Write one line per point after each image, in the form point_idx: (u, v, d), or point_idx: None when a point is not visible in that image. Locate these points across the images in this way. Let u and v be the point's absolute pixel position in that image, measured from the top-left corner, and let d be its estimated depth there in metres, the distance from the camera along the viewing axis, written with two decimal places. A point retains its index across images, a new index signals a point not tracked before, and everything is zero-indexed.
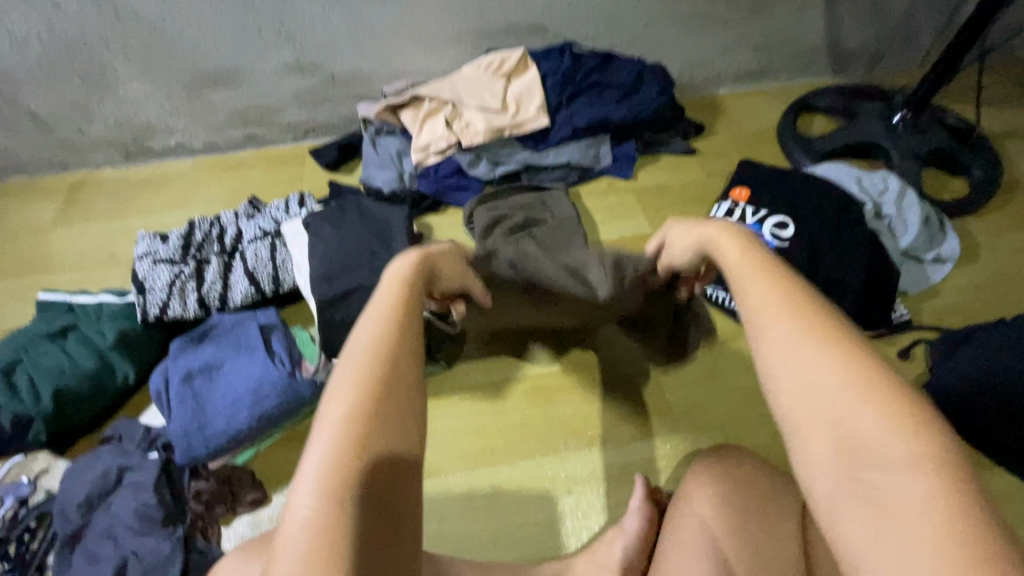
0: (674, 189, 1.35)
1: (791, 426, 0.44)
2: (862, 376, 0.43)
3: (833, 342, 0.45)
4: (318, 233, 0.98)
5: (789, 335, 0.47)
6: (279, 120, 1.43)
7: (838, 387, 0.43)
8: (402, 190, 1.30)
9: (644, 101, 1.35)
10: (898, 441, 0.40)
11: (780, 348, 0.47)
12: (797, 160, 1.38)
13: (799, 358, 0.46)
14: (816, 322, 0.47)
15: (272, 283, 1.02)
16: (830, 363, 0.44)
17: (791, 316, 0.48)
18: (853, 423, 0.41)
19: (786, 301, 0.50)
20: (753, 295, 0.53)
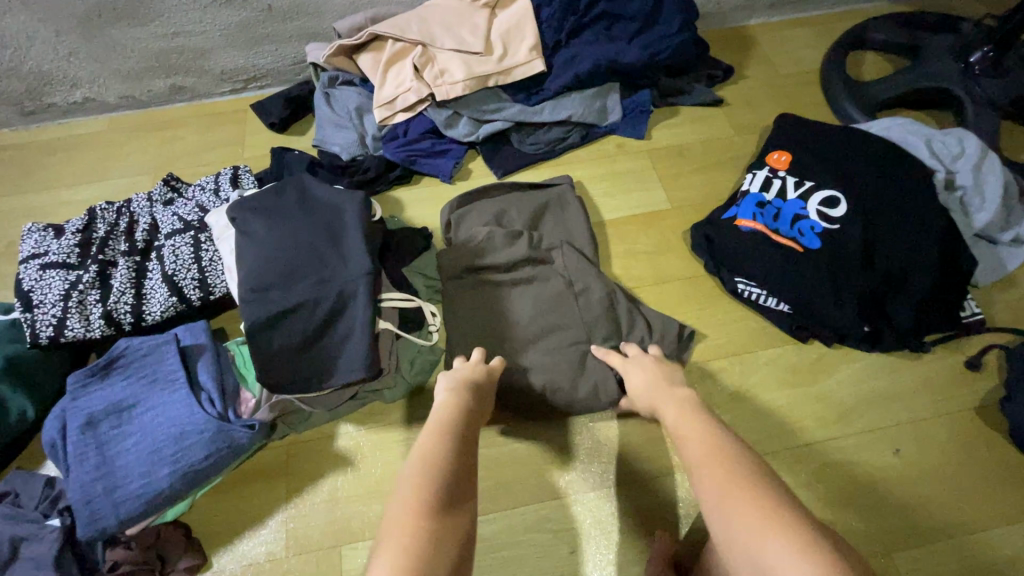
0: (696, 152, 1.11)
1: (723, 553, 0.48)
2: (769, 509, 0.46)
3: (738, 475, 0.50)
4: (246, 229, 0.75)
5: (711, 471, 0.51)
6: (211, 66, 1.15)
7: (748, 519, 0.46)
8: (364, 158, 1.05)
9: (662, 37, 1.08)
10: (797, 559, 0.42)
11: (706, 482, 0.51)
12: (845, 112, 1.14)
13: (720, 500, 0.49)
14: (728, 464, 0.52)
15: (199, 291, 0.81)
16: (737, 492, 0.48)
17: (713, 459, 0.53)
18: (769, 558, 0.43)
19: (711, 448, 0.54)
20: (687, 435, 0.57)
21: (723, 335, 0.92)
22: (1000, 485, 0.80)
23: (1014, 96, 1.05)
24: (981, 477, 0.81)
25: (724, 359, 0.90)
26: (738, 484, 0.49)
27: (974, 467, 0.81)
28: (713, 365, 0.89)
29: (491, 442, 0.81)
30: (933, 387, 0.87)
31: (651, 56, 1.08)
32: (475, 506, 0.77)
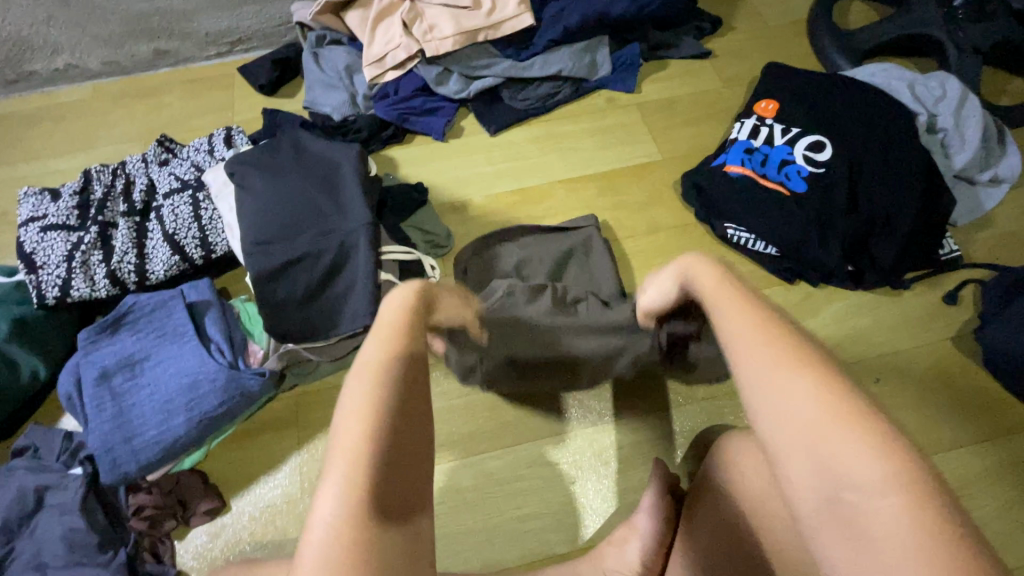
0: (686, 105, 1.12)
1: (776, 452, 0.37)
2: (845, 396, 0.36)
3: (802, 355, 0.38)
4: (245, 185, 0.76)
5: (762, 345, 0.39)
6: (195, 28, 1.14)
7: (811, 415, 0.36)
8: (357, 118, 1.05)
9: None
10: (876, 468, 0.33)
11: (754, 368, 0.39)
12: (830, 61, 1.15)
13: (778, 389, 0.37)
14: (786, 333, 0.40)
15: (202, 250, 0.83)
16: (801, 376, 0.37)
17: (772, 338, 0.39)
18: (838, 466, 0.34)
19: (755, 320, 0.41)
20: (732, 313, 0.42)
21: None
22: (975, 409, 0.85)
23: (993, 40, 1.07)
24: (958, 403, 0.85)
25: None
26: (808, 368, 0.37)
27: (952, 394, 0.86)
28: None
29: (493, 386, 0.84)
30: (914, 321, 0.91)
31: (638, 7, 1.09)
32: (480, 445, 0.80)
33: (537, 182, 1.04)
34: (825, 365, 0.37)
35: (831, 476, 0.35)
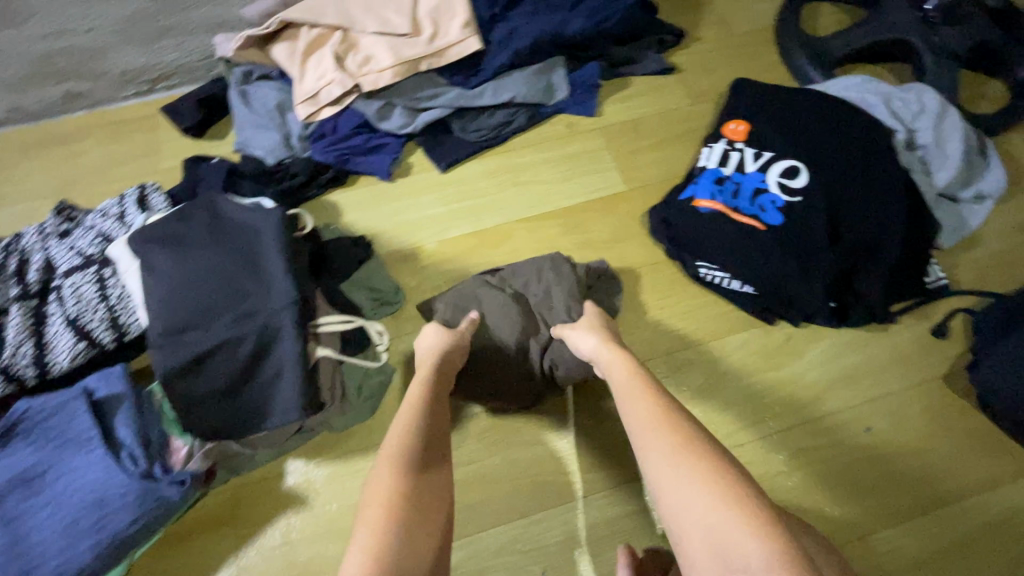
0: (652, 126, 1.04)
1: (677, 537, 0.48)
2: (725, 486, 0.47)
3: (691, 452, 0.50)
4: (152, 265, 0.66)
5: (664, 442, 0.52)
6: (107, 66, 1.03)
7: (702, 506, 0.46)
8: (292, 161, 0.95)
9: (606, 3, 1.00)
10: (757, 546, 0.43)
11: (656, 464, 0.51)
12: (802, 71, 1.08)
13: (672, 474, 0.49)
14: (682, 433, 0.52)
15: (112, 333, 0.73)
16: (688, 476, 0.48)
17: (664, 428, 0.53)
18: (725, 542, 0.44)
19: (663, 418, 0.54)
20: (642, 410, 0.56)
21: (688, 324, 0.88)
22: (967, 454, 0.80)
23: (972, 43, 1.00)
24: (950, 447, 0.80)
25: (690, 349, 0.86)
26: (698, 466, 0.49)
27: (943, 439, 0.81)
28: (678, 356, 0.85)
29: None
30: (902, 359, 0.85)
31: (594, 23, 1.00)
32: None
33: (494, 223, 0.96)
34: (708, 455, 0.49)
35: (726, 555, 0.44)
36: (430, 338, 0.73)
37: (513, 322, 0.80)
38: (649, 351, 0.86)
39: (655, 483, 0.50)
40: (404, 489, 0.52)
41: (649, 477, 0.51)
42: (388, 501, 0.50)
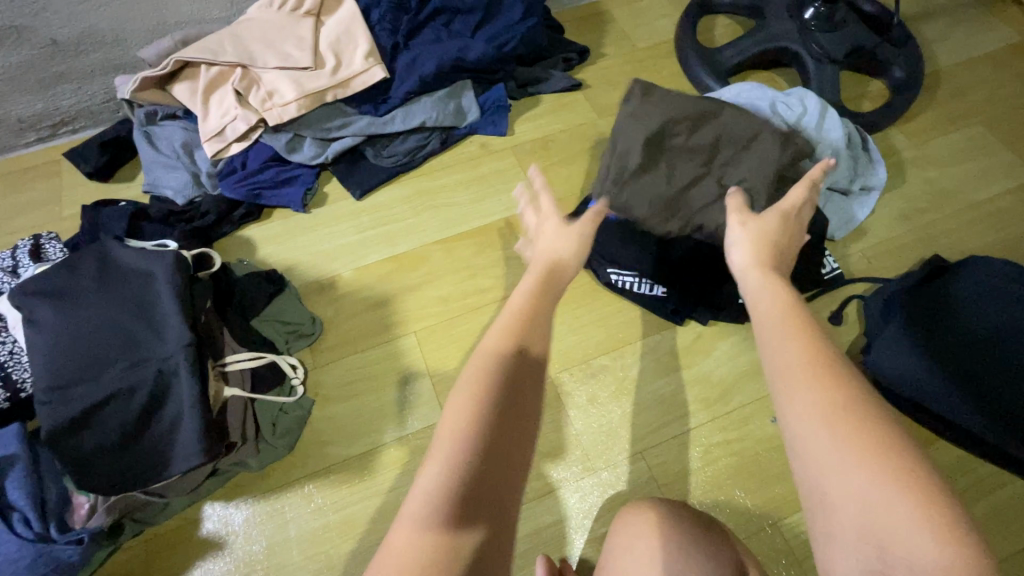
0: (562, 142, 1.08)
1: (814, 506, 0.39)
2: (896, 468, 0.37)
3: (861, 425, 0.39)
4: (35, 320, 0.64)
5: (811, 400, 0.41)
6: (2, 116, 0.99)
7: (861, 491, 0.37)
8: (204, 199, 0.95)
9: (506, 27, 1.03)
10: (934, 559, 0.34)
11: (808, 422, 0.41)
12: (700, 81, 1.14)
13: (829, 442, 0.39)
14: (846, 394, 0.41)
15: (3, 391, 0.70)
16: (849, 452, 0.38)
17: (822, 383, 0.42)
18: (883, 533, 0.36)
19: (813, 369, 0.43)
20: (790, 350, 0.45)
21: (603, 331, 0.91)
22: None
23: (846, 49, 1.08)
24: None
25: (606, 354, 0.89)
26: (864, 438, 0.38)
27: None
28: (596, 363, 0.89)
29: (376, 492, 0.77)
30: None
31: (496, 47, 1.03)
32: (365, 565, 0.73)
33: (413, 245, 0.97)
34: (876, 423, 0.39)
35: (876, 545, 0.36)
36: (553, 227, 0.64)
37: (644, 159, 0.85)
38: (567, 361, 0.89)
39: (793, 439, 0.41)
40: (464, 461, 0.40)
41: (787, 431, 0.42)
42: (465, 477, 0.39)
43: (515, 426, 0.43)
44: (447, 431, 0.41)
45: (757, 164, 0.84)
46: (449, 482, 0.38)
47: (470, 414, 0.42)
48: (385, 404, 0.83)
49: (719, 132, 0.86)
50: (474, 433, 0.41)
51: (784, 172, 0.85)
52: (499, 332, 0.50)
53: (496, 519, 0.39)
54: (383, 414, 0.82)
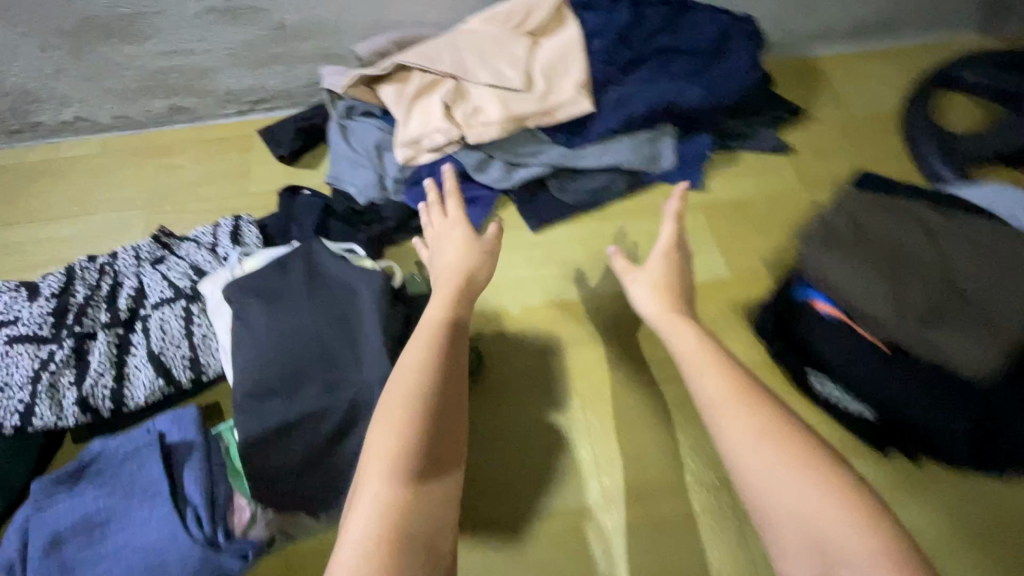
0: (761, 210, 0.98)
1: (766, 524, 0.47)
2: (820, 467, 0.46)
3: (786, 441, 0.48)
4: (245, 319, 0.63)
5: (750, 428, 0.49)
6: (214, 86, 1.02)
7: (805, 494, 0.45)
8: (384, 203, 0.93)
9: (728, 77, 0.95)
10: (857, 543, 0.42)
11: (742, 441, 0.49)
12: (934, 168, 0.99)
13: (755, 452, 0.48)
14: (769, 418, 0.50)
15: (190, 373, 0.70)
16: (780, 459, 0.47)
17: (749, 405, 0.51)
18: (819, 518, 0.44)
19: (740, 402, 0.51)
20: (719, 384, 0.53)
21: None
22: None
23: None
24: None
25: None
26: (788, 447, 0.48)
27: None
28: None
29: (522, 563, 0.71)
30: None
31: (715, 96, 0.94)
32: None
33: (585, 292, 0.90)
34: (799, 438, 0.48)
35: (821, 547, 0.43)
36: (445, 227, 0.71)
37: (878, 289, 0.76)
38: None
39: (740, 474, 0.49)
40: (408, 434, 0.52)
41: (733, 467, 0.49)
42: (404, 469, 0.50)
43: (440, 442, 0.54)
44: (372, 457, 0.51)
45: (1009, 283, 0.74)
46: (389, 501, 0.48)
47: (399, 405, 0.53)
48: (541, 465, 0.77)
49: (951, 230, 0.80)
50: (398, 453, 0.51)
51: None
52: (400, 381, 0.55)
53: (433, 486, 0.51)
54: (537, 476, 0.76)
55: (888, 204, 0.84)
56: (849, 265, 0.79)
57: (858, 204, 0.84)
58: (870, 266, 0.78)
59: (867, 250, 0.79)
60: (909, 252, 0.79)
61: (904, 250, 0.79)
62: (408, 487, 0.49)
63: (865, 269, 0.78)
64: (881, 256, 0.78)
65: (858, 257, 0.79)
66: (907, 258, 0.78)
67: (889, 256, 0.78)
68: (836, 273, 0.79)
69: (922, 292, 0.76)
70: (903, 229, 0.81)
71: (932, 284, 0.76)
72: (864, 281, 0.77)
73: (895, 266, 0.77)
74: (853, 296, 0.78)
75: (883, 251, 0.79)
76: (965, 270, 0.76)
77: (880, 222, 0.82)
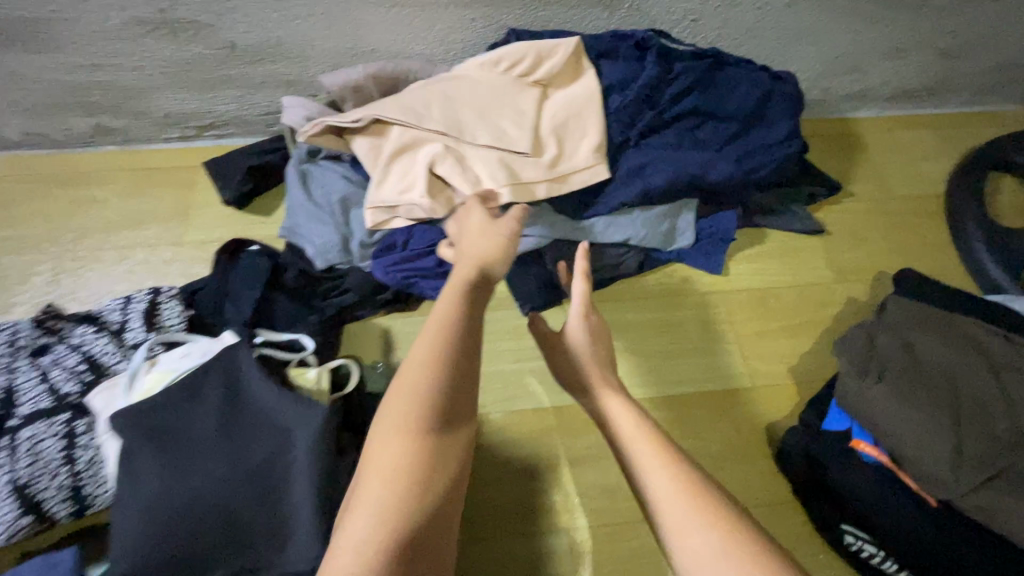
0: (786, 302, 0.85)
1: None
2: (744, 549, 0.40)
3: (736, 542, 0.40)
4: (132, 466, 0.47)
5: (685, 511, 0.43)
6: (150, 107, 0.85)
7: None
8: (350, 271, 0.78)
9: (762, 148, 0.81)
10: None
11: (674, 520, 0.43)
12: (981, 265, 0.89)
13: (685, 530, 0.42)
14: (721, 514, 0.42)
15: (69, 508, 0.54)
16: (703, 542, 0.41)
17: (677, 479, 0.45)
18: None
19: (688, 498, 0.43)
20: (645, 451, 0.48)
21: None
22: None
23: None
24: None
25: None
26: (711, 519, 0.42)
27: None
28: None
29: None
30: None
31: (747, 172, 0.81)
32: None
33: None
34: (727, 518, 0.42)
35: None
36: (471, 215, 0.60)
37: (934, 426, 0.64)
38: None
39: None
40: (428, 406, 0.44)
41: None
42: (418, 445, 0.43)
43: (456, 418, 0.46)
44: (375, 436, 0.43)
45: None
46: (390, 508, 0.41)
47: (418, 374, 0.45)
48: None
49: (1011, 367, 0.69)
50: (392, 452, 0.42)
51: None
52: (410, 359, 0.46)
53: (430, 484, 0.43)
54: None
55: (934, 323, 0.73)
56: (901, 398, 0.66)
57: (899, 321, 0.73)
58: (923, 403, 0.66)
59: (916, 381, 0.67)
60: (964, 390, 0.67)
61: (960, 388, 0.67)
62: (410, 476, 0.42)
63: (917, 406, 0.65)
64: (933, 391, 0.67)
65: (909, 390, 0.66)
66: (961, 396, 0.67)
67: (943, 393, 0.67)
68: (885, 406, 0.66)
69: (989, 444, 0.63)
70: (957, 359, 0.69)
71: (988, 423, 0.65)
72: (920, 422, 0.64)
73: (952, 408, 0.66)
74: (906, 439, 0.65)
75: (936, 385, 0.67)
76: None
77: (930, 347, 0.70)
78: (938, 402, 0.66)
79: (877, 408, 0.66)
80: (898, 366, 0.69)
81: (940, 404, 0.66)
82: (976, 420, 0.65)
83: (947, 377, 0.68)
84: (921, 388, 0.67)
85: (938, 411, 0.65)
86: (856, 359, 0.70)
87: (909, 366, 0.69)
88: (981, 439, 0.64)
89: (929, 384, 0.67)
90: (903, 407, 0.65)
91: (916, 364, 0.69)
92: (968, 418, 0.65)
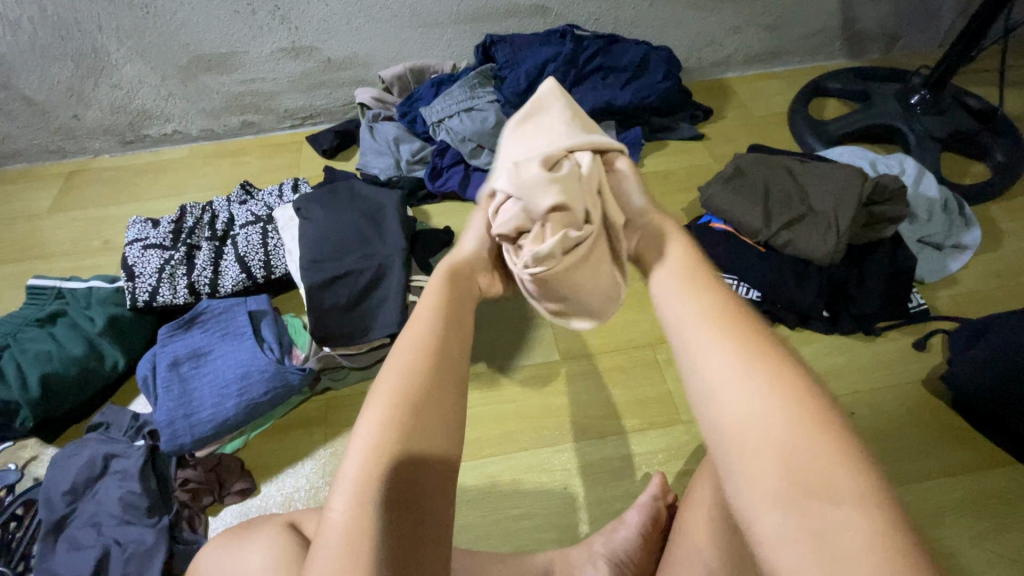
0: (680, 176, 1.30)
1: (735, 455, 0.40)
2: (796, 394, 0.40)
3: (761, 361, 0.43)
4: (309, 217, 0.95)
5: (726, 356, 0.44)
6: (276, 106, 1.40)
7: (781, 414, 0.39)
8: (399, 178, 1.26)
9: (650, 84, 1.31)
10: (844, 472, 0.36)
11: (720, 376, 0.44)
12: (808, 145, 1.33)
13: (737, 389, 0.42)
14: (752, 345, 0.45)
15: (264, 269, 1.00)
16: (758, 382, 0.42)
17: (740, 341, 0.45)
18: (794, 457, 0.37)
19: (733, 339, 0.46)
20: (697, 315, 0.49)
21: None
22: (947, 439, 0.91)
23: (948, 129, 1.24)
24: (931, 436, 0.91)
25: None
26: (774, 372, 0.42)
27: (922, 429, 0.92)
28: None
29: (498, 397, 0.96)
30: (886, 362, 1.00)
31: (641, 98, 1.30)
32: (481, 447, 0.90)
33: None
34: (781, 369, 0.42)
35: (804, 477, 0.36)
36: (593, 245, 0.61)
37: (754, 207, 1.04)
38: None
39: (709, 403, 0.43)
40: (414, 365, 0.48)
41: (729, 434, 0.41)
42: (406, 396, 0.46)
43: (442, 372, 0.49)
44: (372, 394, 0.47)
45: (848, 193, 1.01)
46: (369, 459, 0.43)
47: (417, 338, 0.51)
48: (518, 340, 1.03)
49: (807, 168, 1.08)
50: (420, 359, 0.49)
51: (873, 209, 1.02)
52: (428, 306, 0.54)
53: (442, 405, 0.47)
54: (514, 346, 1.02)
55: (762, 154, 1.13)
56: (730, 194, 1.07)
57: (744, 156, 1.12)
58: (746, 190, 1.07)
59: (743, 182, 1.08)
60: (775, 181, 1.08)
61: (772, 181, 1.08)
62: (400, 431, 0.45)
63: (741, 193, 1.07)
64: (753, 185, 1.07)
65: (737, 187, 1.08)
66: (773, 189, 1.07)
67: (760, 186, 1.07)
68: (723, 199, 1.07)
69: (785, 207, 1.04)
70: (773, 167, 1.10)
71: (789, 202, 1.05)
72: (743, 201, 1.05)
73: (765, 193, 1.06)
74: (738, 215, 1.05)
75: (754, 183, 1.07)
76: (815, 189, 1.04)
77: (756, 164, 1.10)
78: (755, 191, 1.06)
79: (718, 200, 1.07)
80: (735, 179, 1.09)
81: (757, 193, 1.06)
82: (782, 198, 1.05)
83: (765, 175, 1.08)
84: (745, 187, 1.07)
85: (752, 194, 1.06)
86: (712, 183, 1.10)
87: (741, 175, 1.10)
88: (780, 206, 1.04)
89: (750, 181, 1.08)
90: (732, 199, 1.06)
91: (747, 173, 1.09)
92: (776, 197, 1.06)
